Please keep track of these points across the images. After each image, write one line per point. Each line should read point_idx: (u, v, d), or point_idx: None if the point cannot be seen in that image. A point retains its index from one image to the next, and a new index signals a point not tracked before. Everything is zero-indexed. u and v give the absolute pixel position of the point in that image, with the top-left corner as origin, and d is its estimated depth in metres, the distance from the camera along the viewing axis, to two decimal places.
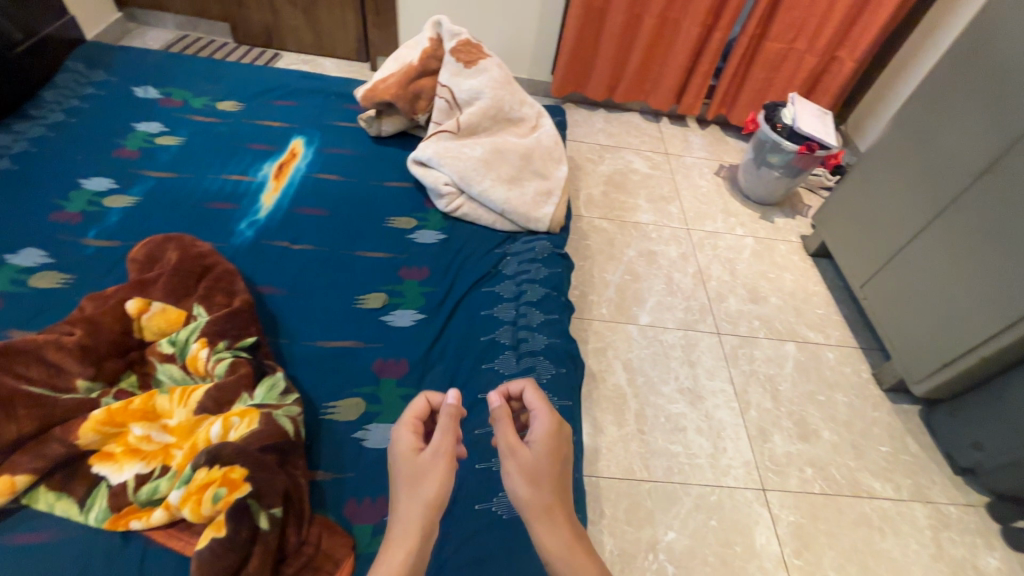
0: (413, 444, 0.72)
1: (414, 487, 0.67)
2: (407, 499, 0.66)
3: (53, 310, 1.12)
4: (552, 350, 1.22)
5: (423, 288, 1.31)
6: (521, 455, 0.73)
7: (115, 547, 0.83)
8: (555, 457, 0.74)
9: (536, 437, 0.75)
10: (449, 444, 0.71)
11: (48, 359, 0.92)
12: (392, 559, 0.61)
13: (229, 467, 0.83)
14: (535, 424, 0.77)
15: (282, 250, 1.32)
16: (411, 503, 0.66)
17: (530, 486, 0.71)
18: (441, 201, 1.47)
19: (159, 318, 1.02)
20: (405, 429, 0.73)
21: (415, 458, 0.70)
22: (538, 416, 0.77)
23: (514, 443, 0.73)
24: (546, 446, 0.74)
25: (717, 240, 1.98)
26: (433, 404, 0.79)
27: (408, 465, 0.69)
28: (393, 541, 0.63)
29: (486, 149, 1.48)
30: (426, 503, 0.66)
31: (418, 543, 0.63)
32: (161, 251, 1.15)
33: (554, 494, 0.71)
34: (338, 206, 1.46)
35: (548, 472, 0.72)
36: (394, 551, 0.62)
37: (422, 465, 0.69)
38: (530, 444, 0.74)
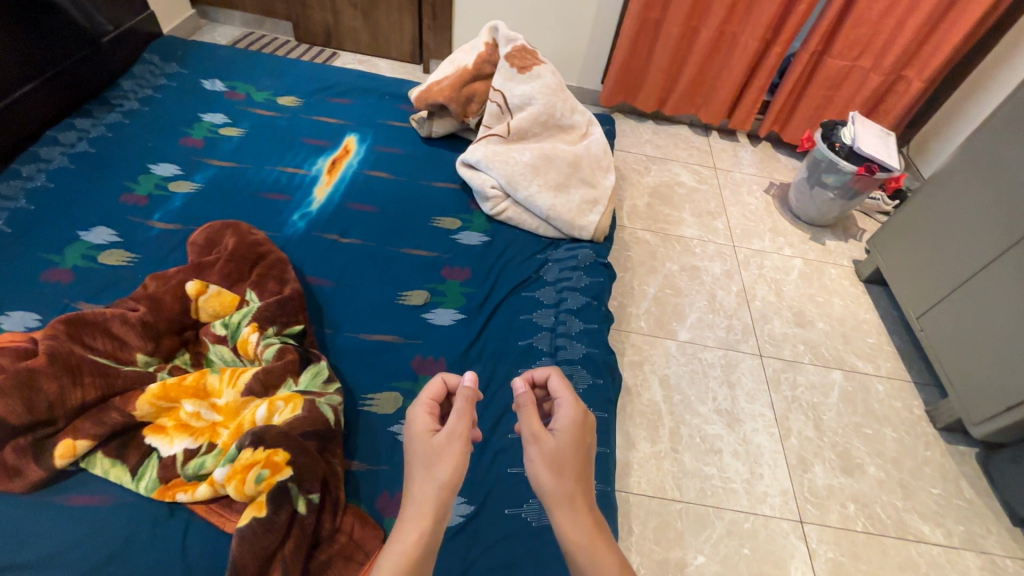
0: (429, 426, 0.71)
1: (429, 468, 0.67)
2: (421, 480, 0.66)
3: (118, 286, 1.18)
4: (589, 360, 1.21)
5: (464, 288, 1.32)
6: (544, 442, 0.72)
7: (161, 516, 0.87)
8: (579, 444, 0.73)
9: (559, 424, 0.74)
10: (464, 427, 0.70)
11: (113, 332, 0.97)
12: (408, 537, 0.62)
13: (273, 449, 0.85)
14: (562, 412, 0.75)
15: (331, 242, 1.36)
16: (425, 483, 0.66)
17: (552, 474, 0.70)
18: (487, 204, 1.48)
19: (214, 301, 1.06)
20: (421, 411, 0.73)
21: (431, 439, 0.69)
22: (562, 403, 0.76)
23: (538, 430, 0.72)
24: (569, 434, 0.73)
25: (764, 259, 1.92)
26: (450, 386, 0.79)
27: (423, 445, 0.69)
28: (408, 520, 0.64)
29: (535, 154, 1.48)
30: (440, 486, 0.65)
31: (431, 524, 0.63)
32: (220, 236, 1.19)
33: (576, 483, 0.70)
34: (387, 203, 1.49)
35: (571, 459, 0.71)
36: (409, 531, 0.62)
37: (437, 446, 0.68)
38: (553, 431, 0.73)
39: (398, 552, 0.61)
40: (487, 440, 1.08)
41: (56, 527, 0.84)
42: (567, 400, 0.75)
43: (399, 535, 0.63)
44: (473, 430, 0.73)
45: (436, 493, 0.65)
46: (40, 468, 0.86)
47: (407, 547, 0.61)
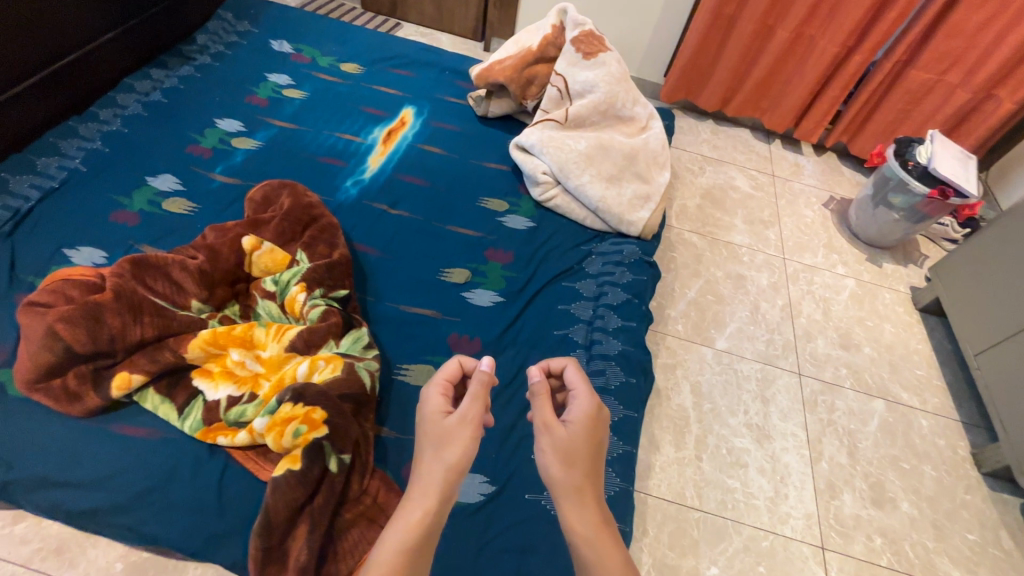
0: (441, 408, 0.72)
1: (439, 449, 0.68)
2: (428, 462, 0.67)
3: (179, 233, 1.23)
4: (624, 358, 1.19)
5: (505, 271, 1.32)
6: (556, 433, 0.71)
7: (202, 456, 0.91)
8: (592, 439, 0.72)
9: (573, 416, 0.73)
10: (476, 412, 0.71)
11: (173, 276, 1.01)
12: (412, 514, 0.64)
13: (310, 406, 0.87)
14: (576, 404, 0.74)
15: (380, 212, 1.38)
16: (431, 467, 0.67)
17: (563, 466, 0.69)
18: (536, 188, 1.47)
19: (267, 257, 1.09)
20: (434, 392, 0.74)
21: (441, 421, 0.70)
22: (577, 395, 0.75)
23: (551, 420, 0.72)
24: (583, 426, 0.72)
25: (814, 275, 1.85)
26: (465, 369, 0.80)
27: (433, 428, 0.70)
28: (415, 498, 0.65)
29: (591, 143, 1.45)
30: (449, 468, 0.66)
31: (435, 505, 0.64)
32: (276, 195, 1.23)
33: (587, 477, 0.69)
34: (438, 179, 1.50)
35: (583, 452, 0.71)
36: (414, 508, 0.64)
37: (448, 429, 0.69)
38: (566, 422, 0.72)
39: (402, 528, 0.63)
40: (513, 425, 1.08)
41: (109, 451, 0.90)
42: (582, 393, 0.74)
43: (402, 513, 0.64)
44: (484, 415, 0.74)
45: (441, 477, 0.66)
46: (98, 395, 0.91)
47: (409, 522, 0.63)
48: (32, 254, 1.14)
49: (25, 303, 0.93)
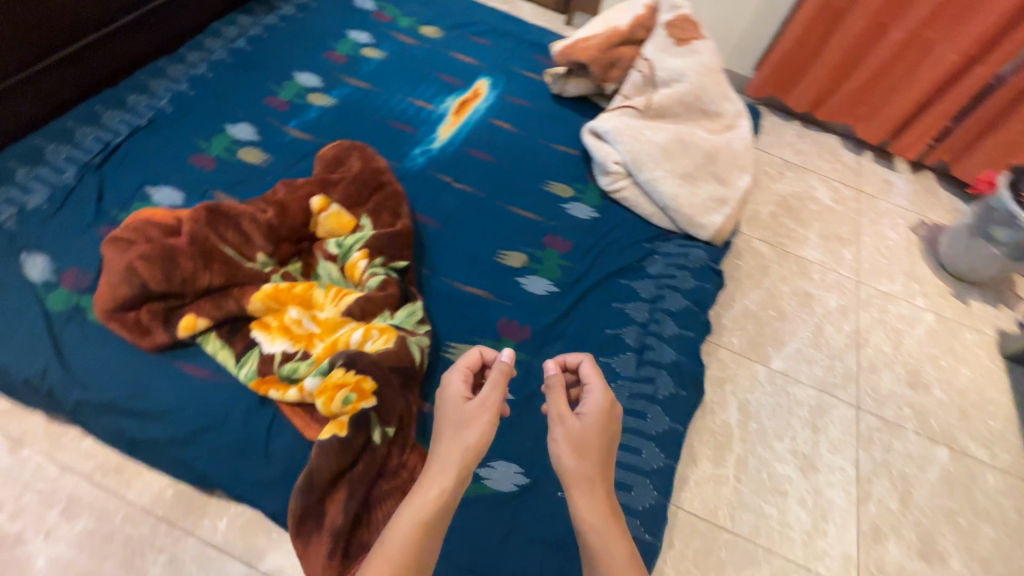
0: (462, 392, 0.74)
1: (458, 431, 0.70)
2: (448, 442, 0.69)
3: (251, 183, 1.26)
4: (677, 368, 1.14)
5: (563, 261, 1.28)
6: (570, 424, 0.73)
7: (253, 405, 0.94)
8: (603, 433, 0.73)
9: (588, 409, 0.74)
10: (496, 399, 0.73)
11: (243, 228, 1.03)
12: (428, 490, 0.65)
13: (361, 375, 0.88)
14: (591, 399, 0.75)
15: (445, 185, 1.37)
16: (452, 447, 0.68)
17: (575, 456, 0.70)
18: (605, 177, 1.42)
19: (332, 219, 1.09)
20: (455, 378, 0.76)
21: (461, 404, 0.72)
22: (592, 389, 0.76)
23: (564, 412, 0.74)
24: (596, 419, 0.73)
25: (889, 304, 1.72)
26: (486, 359, 0.81)
27: (454, 410, 0.72)
28: (432, 474, 0.67)
29: (669, 137, 1.37)
30: (467, 448, 0.68)
31: (452, 483, 0.66)
32: (346, 156, 1.23)
33: (597, 466, 0.70)
34: (505, 156, 1.47)
35: (595, 444, 0.72)
36: (431, 484, 0.66)
37: (468, 413, 0.71)
38: (580, 414, 0.73)
39: (418, 502, 0.65)
40: None
41: (170, 388, 0.94)
42: (598, 389, 0.75)
43: (419, 489, 0.66)
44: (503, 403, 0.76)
45: (461, 456, 0.67)
46: (166, 333, 0.96)
47: (426, 498, 0.65)
48: (117, 189, 1.19)
49: (110, 237, 0.98)
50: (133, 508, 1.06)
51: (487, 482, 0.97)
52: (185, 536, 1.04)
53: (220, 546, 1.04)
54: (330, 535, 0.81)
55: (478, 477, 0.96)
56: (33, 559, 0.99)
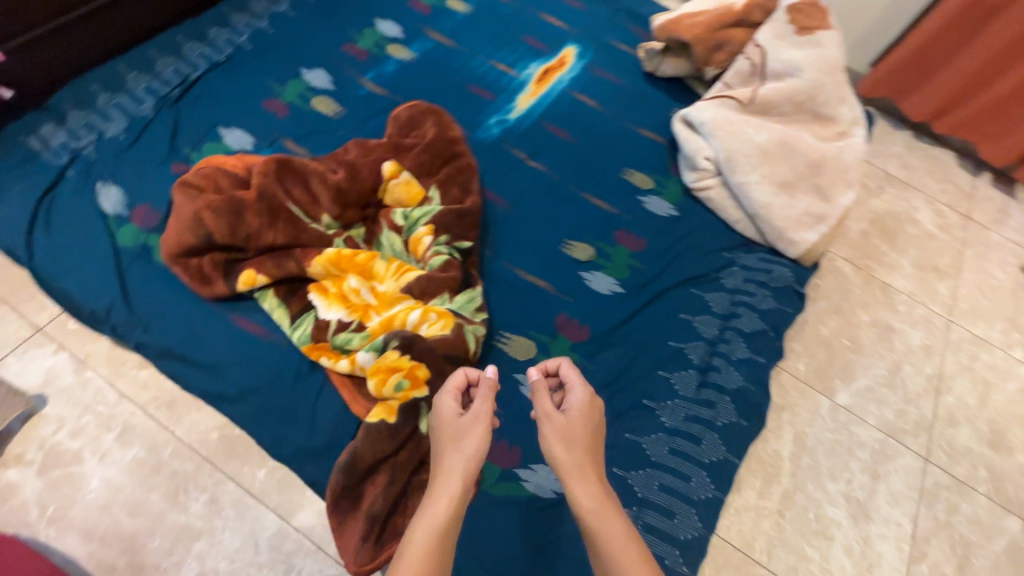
0: (456, 409, 0.71)
1: (457, 444, 0.66)
2: (451, 455, 0.65)
3: (321, 135, 1.21)
4: (742, 396, 1.06)
5: (632, 260, 1.19)
6: (555, 418, 0.71)
7: (303, 369, 0.94)
8: (590, 428, 0.71)
9: (571, 403, 0.72)
10: (489, 409, 0.70)
11: (311, 186, 1.00)
12: (437, 505, 0.61)
13: (416, 362, 0.85)
14: (573, 393, 0.74)
15: (517, 161, 1.28)
16: (454, 457, 0.65)
17: (564, 447, 0.68)
18: (691, 173, 1.30)
19: (402, 188, 1.04)
20: (446, 397, 0.72)
21: (456, 419, 0.69)
22: (573, 385, 0.74)
23: (548, 408, 0.72)
24: (581, 411, 0.72)
25: (981, 351, 1.55)
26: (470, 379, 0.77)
27: (451, 426, 0.69)
28: (437, 489, 0.63)
29: (773, 138, 1.24)
30: (470, 456, 0.65)
31: (459, 491, 0.62)
32: (421, 120, 1.16)
33: (587, 456, 0.68)
34: (584, 136, 1.36)
35: (583, 437, 0.70)
36: (441, 498, 0.62)
37: (463, 427, 0.68)
38: (564, 409, 0.72)
39: (428, 521, 0.60)
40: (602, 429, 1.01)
41: (226, 341, 0.94)
42: (578, 382, 0.73)
43: (426, 508, 0.61)
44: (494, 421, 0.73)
45: (463, 464, 0.64)
46: (226, 285, 0.95)
47: (435, 513, 0.61)
48: (191, 125, 1.17)
49: (181, 181, 0.97)
50: (181, 444, 1.09)
51: (526, 484, 0.93)
52: (226, 480, 1.07)
53: (258, 495, 1.07)
54: (364, 518, 0.80)
55: (517, 478, 0.93)
56: (88, 478, 1.04)
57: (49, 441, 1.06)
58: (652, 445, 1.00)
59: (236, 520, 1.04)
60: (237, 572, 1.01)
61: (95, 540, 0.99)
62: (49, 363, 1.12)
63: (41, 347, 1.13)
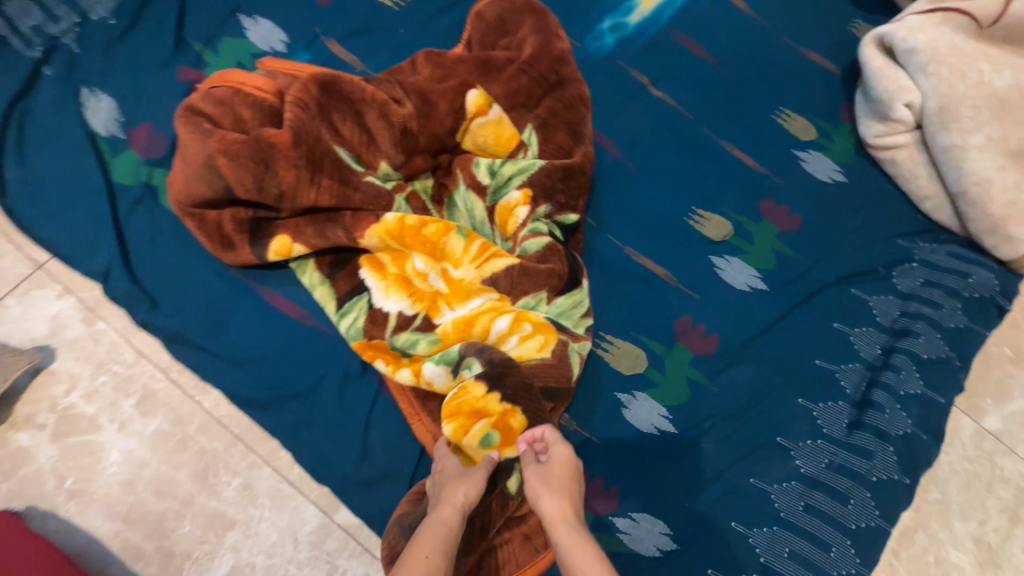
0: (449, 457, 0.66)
1: (447, 484, 0.63)
2: (450, 491, 0.63)
3: (377, 35, 0.89)
4: (908, 445, 0.81)
5: (779, 243, 0.90)
6: (533, 471, 0.65)
7: (353, 372, 0.73)
8: (574, 480, 0.65)
9: (551, 452, 0.66)
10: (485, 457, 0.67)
11: (366, 122, 0.72)
12: (442, 517, 0.60)
13: (512, 406, 0.68)
14: (555, 447, 0.66)
15: (636, 89, 0.95)
16: (457, 486, 0.63)
17: (546, 496, 0.63)
18: (875, 124, 0.94)
19: (490, 131, 0.77)
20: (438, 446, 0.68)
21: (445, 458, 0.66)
22: (553, 441, 0.67)
23: (527, 455, 0.67)
24: (562, 460, 0.66)
25: None
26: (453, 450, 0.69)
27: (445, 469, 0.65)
28: (438, 506, 0.62)
29: (1019, 83, 0.86)
30: (475, 486, 0.64)
31: (451, 517, 0.61)
32: (515, 22, 0.83)
33: (569, 499, 0.63)
34: (730, 57, 0.99)
35: (565, 483, 0.64)
36: (449, 512, 0.61)
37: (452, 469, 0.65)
38: (543, 458, 0.66)
39: (434, 532, 0.59)
40: (721, 470, 0.79)
41: (254, 324, 0.74)
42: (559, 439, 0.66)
43: (432, 520, 0.60)
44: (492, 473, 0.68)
45: (465, 490, 0.63)
46: (252, 252, 0.71)
47: (440, 525, 0.60)
48: (202, 9, 0.86)
49: (185, 105, 0.70)
50: (208, 418, 0.92)
51: (624, 538, 0.76)
52: (261, 464, 0.91)
53: (297, 484, 0.91)
54: None
55: (613, 529, 0.76)
56: (107, 450, 0.89)
57: (62, 402, 0.90)
58: (781, 497, 0.78)
59: (273, 511, 0.89)
60: (275, 569, 0.87)
61: (120, 520, 0.87)
62: (54, 309, 0.93)
63: (43, 290, 0.94)
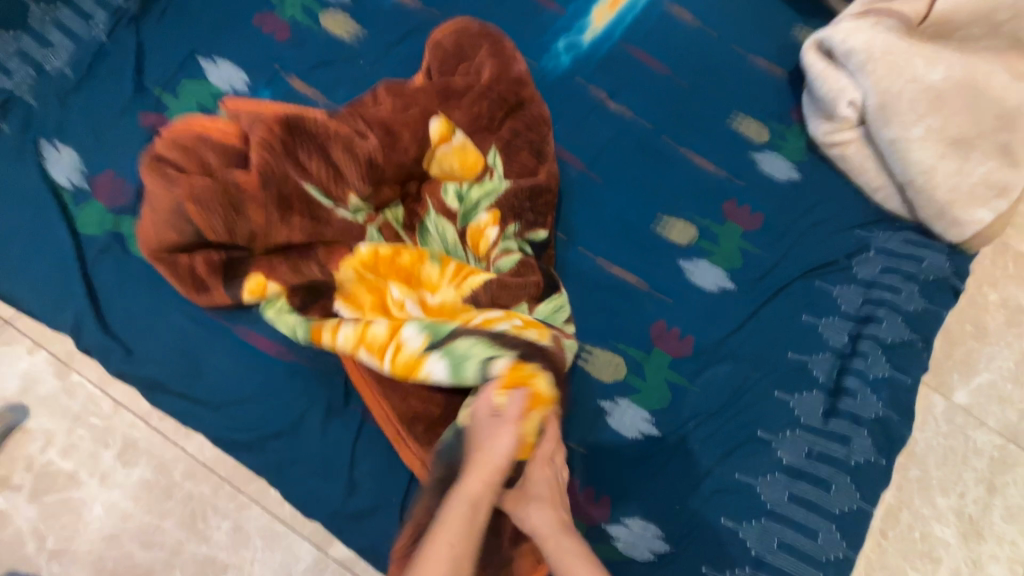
0: (483, 410, 0.64)
1: (481, 450, 0.62)
2: (481, 456, 0.61)
3: (338, 68, 0.90)
4: (883, 428, 0.84)
5: (744, 242, 0.93)
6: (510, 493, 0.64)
7: (335, 404, 0.74)
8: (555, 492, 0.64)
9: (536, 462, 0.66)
10: (515, 403, 0.64)
11: (332, 157, 0.72)
12: (474, 487, 0.59)
13: (546, 400, 0.66)
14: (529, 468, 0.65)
15: (595, 104, 0.98)
16: (492, 448, 0.62)
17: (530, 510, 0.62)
18: (823, 123, 0.98)
19: (455, 156, 0.77)
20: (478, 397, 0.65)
21: (483, 415, 0.64)
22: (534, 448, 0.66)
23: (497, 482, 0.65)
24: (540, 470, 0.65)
25: None
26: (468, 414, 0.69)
27: (479, 428, 0.63)
28: (467, 476, 0.60)
29: (953, 77, 0.91)
30: (507, 446, 0.62)
31: (480, 489, 0.59)
32: (473, 49, 0.85)
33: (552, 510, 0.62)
34: (680, 67, 1.03)
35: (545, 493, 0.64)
36: (480, 482, 0.59)
37: (489, 428, 0.63)
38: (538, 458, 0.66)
39: (461, 504, 0.58)
40: (706, 468, 0.81)
41: (232, 365, 0.74)
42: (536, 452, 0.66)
43: (459, 491, 0.59)
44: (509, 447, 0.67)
45: (500, 452, 0.61)
46: (226, 294, 0.70)
47: (467, 495, 0.58)
48: (160, 55, 0.87)
49: (150, 155, 0.71)
50: (192, 462, 0.90)
51: (618, 544, 0.77)
52: (250, 505, 0.89)
53: (289, 522, 0.89)
54: None
55: (606, 536, 0.77)
56: (88, 504, 0.87)
57: (38, 460, 0.88)
58: (767, 488, 0.80)
59: (265, 550, 0.87)
60: None
61: None
62: (25, 365, 0.91)
63: (13, 346, 0.92)
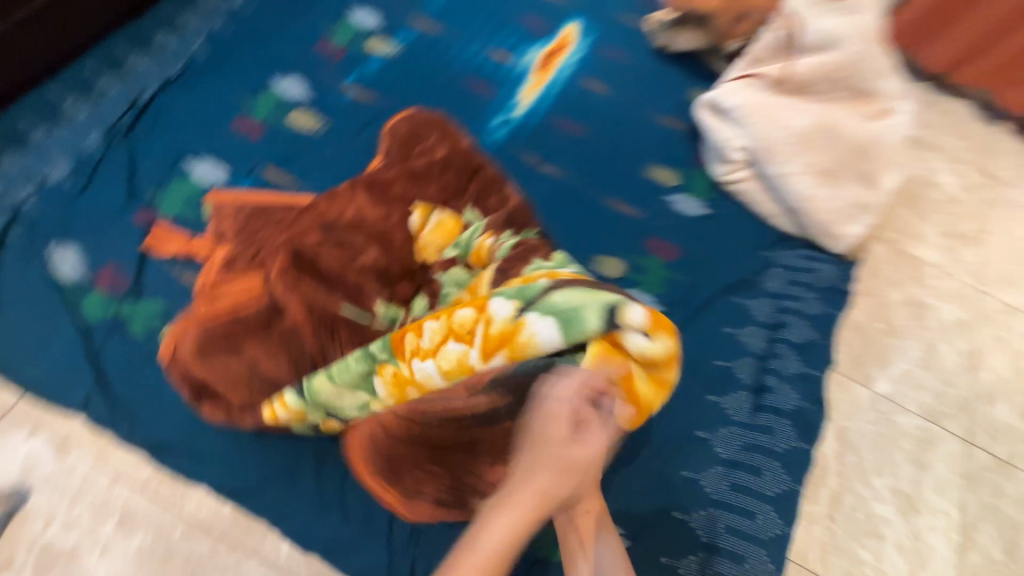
0: (563, 433, 0.60)
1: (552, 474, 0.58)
2: (542, 478, 0.58)
3: (308, 157, 1.05)
4: (801, 418, 0.99)
5: (668, 271, 1.09)
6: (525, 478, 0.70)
7: (324, 448, 0.85)
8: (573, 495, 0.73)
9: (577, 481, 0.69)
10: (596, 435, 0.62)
11: (348, 279, 0.82)
12: (526, 512, 0.55)
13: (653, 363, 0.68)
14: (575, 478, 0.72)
15: (530, 168, 1.15)
16: (558, 481, 0.58)
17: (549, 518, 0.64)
18: (721, 165, 1.17)
19: (436, 233, 0.88)
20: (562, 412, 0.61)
21: (568, 445, 0.60)
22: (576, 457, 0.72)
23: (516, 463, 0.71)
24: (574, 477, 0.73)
25: None
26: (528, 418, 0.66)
27: (553, 452, 0.59)
28: (523, 489, 0.57)
29: (814, 122, 1.12)
30: (573, 477, 0.60)
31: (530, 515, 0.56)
32: (424, 133, 1.03)
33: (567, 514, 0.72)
34: (598, 130, 1.22)
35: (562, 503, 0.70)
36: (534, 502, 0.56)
37: (568, 454, 0.59)
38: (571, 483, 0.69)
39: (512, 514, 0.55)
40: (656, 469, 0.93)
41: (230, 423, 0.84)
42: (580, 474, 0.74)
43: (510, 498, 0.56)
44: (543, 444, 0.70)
45: (556, 483, 0.58)
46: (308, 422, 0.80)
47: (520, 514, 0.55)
48: (151, 161, 1.00)
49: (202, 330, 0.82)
50: (189, 524, 0.96)
51: None
52: (245, 560, 0.94)
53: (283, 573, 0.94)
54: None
55: None
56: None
57: (40, 538, 0.93)
58: (710, 481, 0.92)
59: None
60: None
61: None
62: (25, 449, 0.98)
63: (13, 432, 0.98)
